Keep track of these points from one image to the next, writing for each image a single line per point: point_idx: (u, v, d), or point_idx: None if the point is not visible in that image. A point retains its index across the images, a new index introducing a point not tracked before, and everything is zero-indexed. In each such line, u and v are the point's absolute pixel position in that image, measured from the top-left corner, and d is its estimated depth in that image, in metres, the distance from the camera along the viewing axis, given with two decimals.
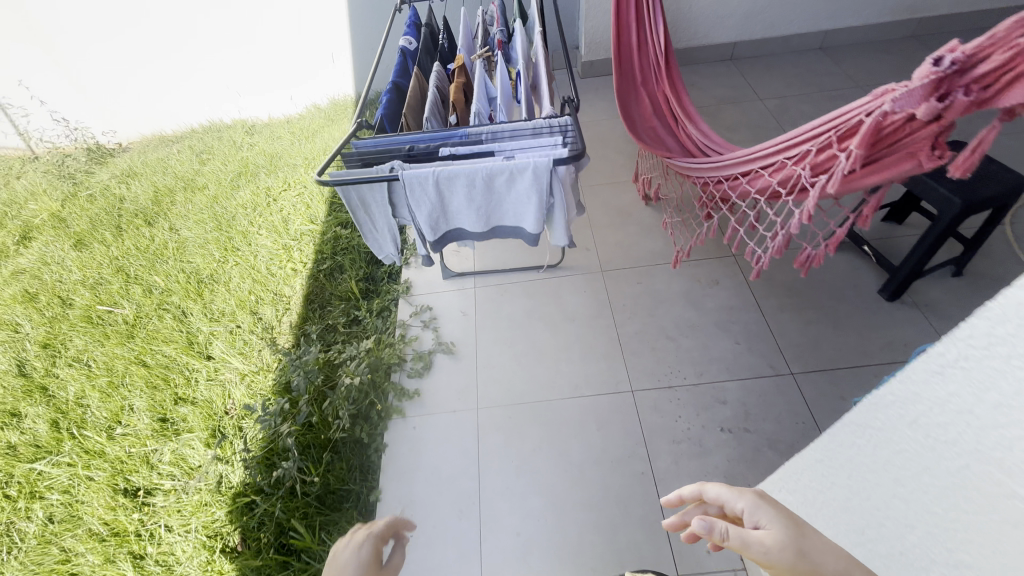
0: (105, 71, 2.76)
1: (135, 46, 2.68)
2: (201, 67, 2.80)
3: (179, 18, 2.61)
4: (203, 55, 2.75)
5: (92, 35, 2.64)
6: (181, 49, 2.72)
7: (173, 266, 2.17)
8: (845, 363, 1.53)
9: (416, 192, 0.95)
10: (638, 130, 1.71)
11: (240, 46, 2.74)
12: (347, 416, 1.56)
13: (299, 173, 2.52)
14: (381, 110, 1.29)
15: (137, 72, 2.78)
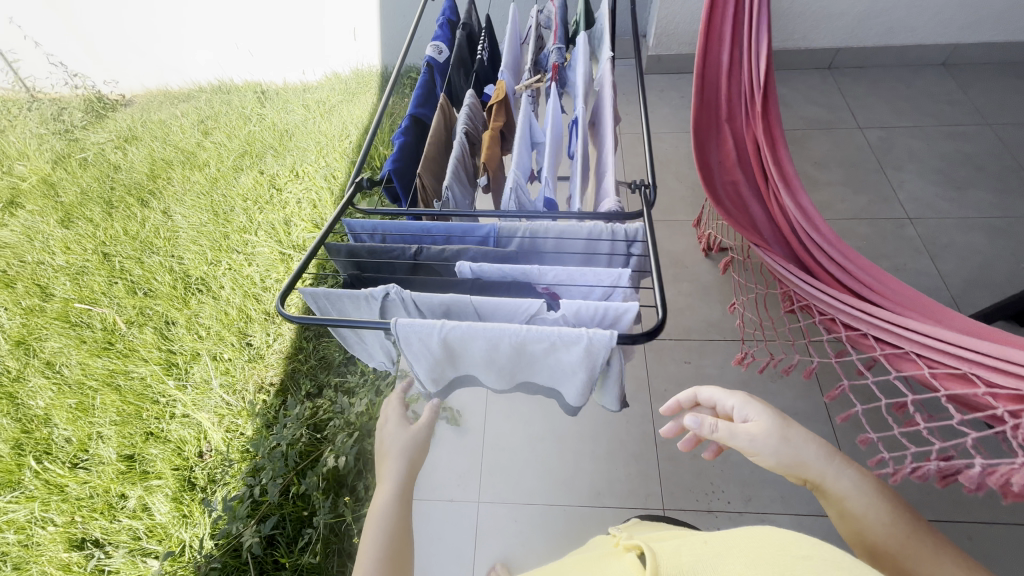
0: (104, 13, 2.43)
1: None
2: (212, 20, 2.46)
3: None
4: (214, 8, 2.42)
5: None
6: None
7: (161, 261, 1.93)
8: (928, 513, 1.23)
9: (413, 347, 0.66)
10: (714, 186, 1.36)
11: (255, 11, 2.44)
12: (322, 525, 1.25)
13: (310, 161, 2.21)
14: (391, 161, 0.98)
15: (141, 18, 2.44)
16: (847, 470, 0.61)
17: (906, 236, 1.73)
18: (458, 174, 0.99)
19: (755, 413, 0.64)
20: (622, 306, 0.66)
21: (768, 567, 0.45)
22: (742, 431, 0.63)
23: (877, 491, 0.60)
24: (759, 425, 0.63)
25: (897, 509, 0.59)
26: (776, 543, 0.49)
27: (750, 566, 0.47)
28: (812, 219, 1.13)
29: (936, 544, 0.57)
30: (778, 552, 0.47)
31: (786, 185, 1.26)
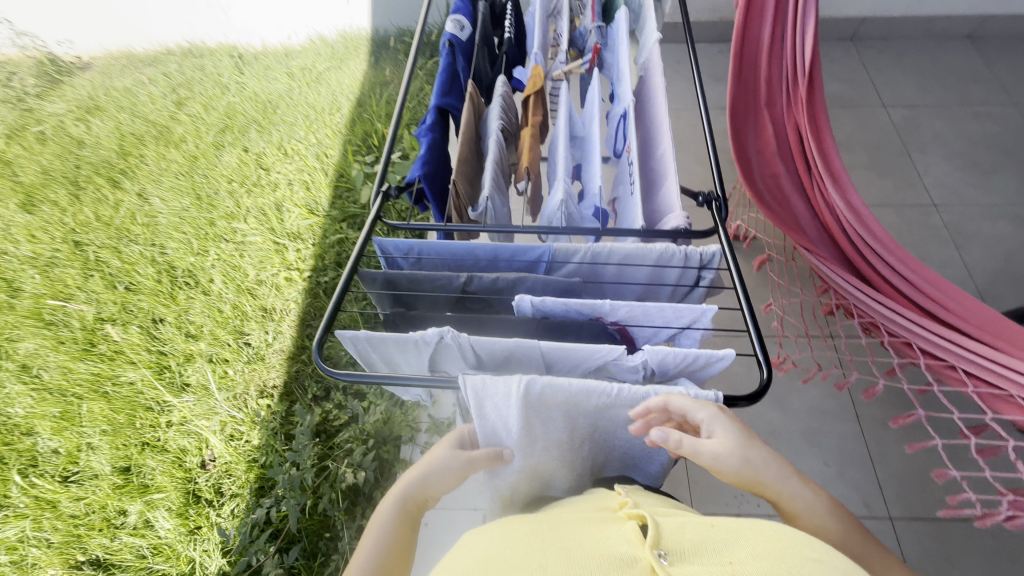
0: None
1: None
2: None
3: None
4: None
5: None
6: None
7: (142, 251, 1.76)
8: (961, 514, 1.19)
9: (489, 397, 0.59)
10: (753, 179, 1.22)
11: None
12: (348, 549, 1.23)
13: (298, 138, 2.02)
14: (418, 164, 0.88)
15: None
16: (803, 487, 0.55)
17: (931, 224, 1.68)
18: (495, 180, 0.88)
19: (720, 430, 0.55)
20: (715, 354, 0.59)
21: (774, 551, 0.47)
22: (704, 449, 0.55)
23: (833, 509, 0.55)
24: (725, 444, 0.54)
25: (850, 522, 0.55)
26: (787, 542, 0.49)
27: (756, 554, 0.48)
28: (863, 219, 1.04)
29: (882, 553, 0.54)
30: (791, 551, 0.47)
31: (833, 182, 1.13)
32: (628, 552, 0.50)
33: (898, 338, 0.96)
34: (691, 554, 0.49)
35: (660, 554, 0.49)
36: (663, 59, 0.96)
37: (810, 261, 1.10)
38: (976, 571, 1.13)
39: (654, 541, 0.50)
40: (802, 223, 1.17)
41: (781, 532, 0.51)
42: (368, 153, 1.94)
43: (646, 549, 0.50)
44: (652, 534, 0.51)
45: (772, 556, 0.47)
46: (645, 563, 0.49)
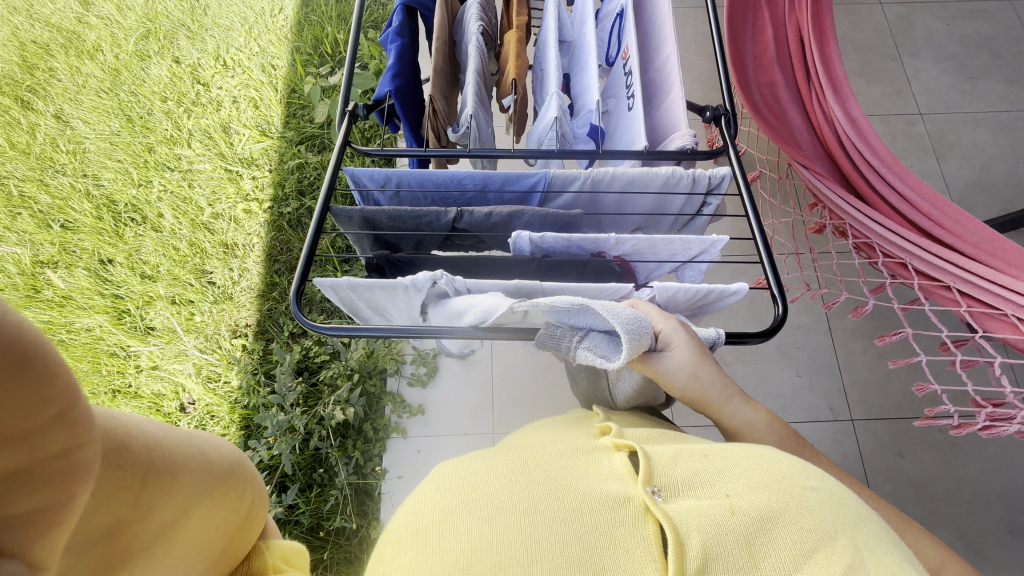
0: None
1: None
2: None
3: None
4: None
5: None
6: None
7: (73, 183, 1.57)
8: (913, 412, 1.28)
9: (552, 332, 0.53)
10: (750, 88, 1.10)
11: None
12: (346, 484, 1.23)
13: (237, 45, 1.75)
14: (386, 75, 0.76)
15: None
16: (746, 405, 0.56)
17: (916, 134, 1.65)
18: (477, 94, 0.78)
19: (682, 347, 0.54)
20: (728, 289, 0.58)
21: (768, 480, 0.42)
22: (660, 359, 0.54)
23: (774, 423, 0.56)
24: (684, 357, 0.54)
25: (786, 436, 0.56)
26: (778, 469, 0.44)
27: (750, 485, 0.42)
28: (862, 132, 1.00)
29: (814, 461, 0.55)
30: (784, 480, 0.42)
31: (833, 93, 1.05)
32: (619, 491, 0.43)
33: (893, 258, 0.96)
34: (687, 488, 0.43)
35: (653, 491, 0.43)
36: None
37: (805, 178, 1.06)
38: (922, 461, 1.24)
39: (646, 476, 0.43)
40: (799, 137, 1.09)
41: (774, 459, 0.45)
42: (321, 63, 1.71)
43: (638, 487, 0.43)
44: (645, 469, 0.44)
45: (767, 487, 0.41)
46: (639, 501, 0.42)
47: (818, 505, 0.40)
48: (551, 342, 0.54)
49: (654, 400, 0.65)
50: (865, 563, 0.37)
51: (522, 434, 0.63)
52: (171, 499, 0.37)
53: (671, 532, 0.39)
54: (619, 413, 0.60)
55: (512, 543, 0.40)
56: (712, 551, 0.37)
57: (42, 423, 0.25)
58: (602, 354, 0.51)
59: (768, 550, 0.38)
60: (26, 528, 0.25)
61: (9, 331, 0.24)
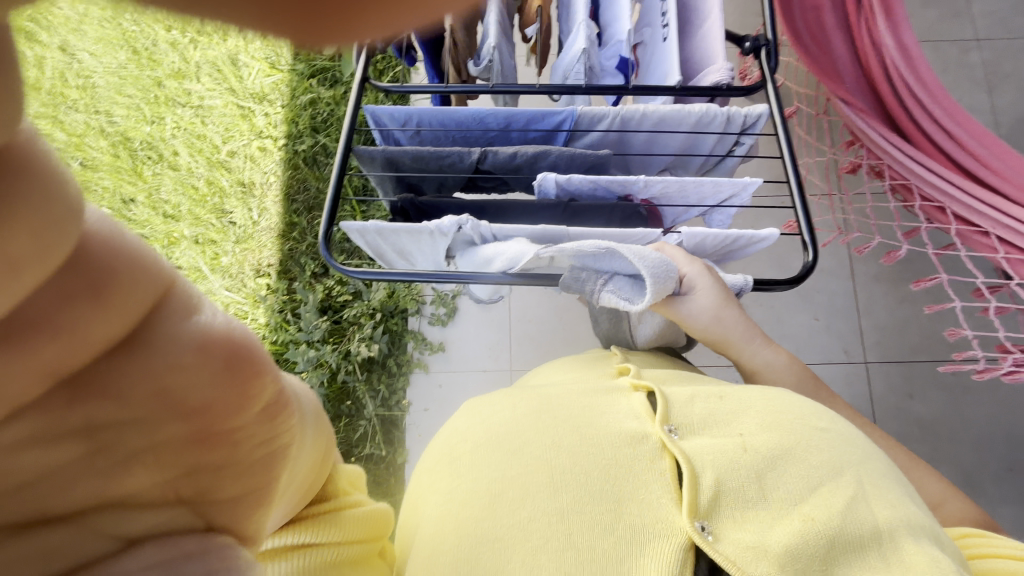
0: None
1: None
2: None
3: None
4: None
5: None
6: None
7: (87, 119, 1.55)
8: (928, 356, 1.29)
9: (577, 277, 0.53)
10: (791, 12, 1.01)
11: None
12: (374, 415, 1.31)
13: None
14: None
15: None
16: (766, 347, 0.57)
17: (969, 63, 1.52)
18: (500, 23, 0.73)
19: (704, 290, 0.55)
20: (757, 234, 0.57)
21: (780, 423, 0.44)
22: (684, 302, 0.54)
23: (793, 364, 0.57)
24: (706, 300, 0.55)
25: (804, 377, 0.57)
26: (790, 410, 0.46)
27: (762, 426, 0.44)
28: (912, 62, 0.93)
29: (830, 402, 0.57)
30: (796, 422, 0.44)
31: (884, 18, 0.96)
32: (637, 429, 0.45)
33: (930, 201, 0.92)
34: (701, 428, 0.44)
35: (670, 430, 0.44)
36: None
37: (843, 114, 1.00)
38: (932, 403, 1.27)
39: (663, 416, 0.45)
40: (841, 68, 1.02)
41: (787, 402, 0.47)
42: None
43: (656, 425, 0.44)
44: (662, 409, 0.45)
45: (778, 429, 0.43)
46: (656, 439, 0.44)
47: (827, 445, 0.43)
48: (576, 286, 0.54)
49: (675, 343, 0.66)
50: (868, 498, 0.39)
51: (543, 373, 0.66)
52: (299, 455, 0.37)
53: (686, 466, 0.40)
54: (638, 355, 0.61)
55: (536, 475, 0.43)
56: (724, 484, 0.40)
57: (248, 419, 0.29)
58: (626, 298, 0.52)
59: (778, 483, 0.40)
60: (233, 507, 0.30)
61: (212, 334, 0.28)
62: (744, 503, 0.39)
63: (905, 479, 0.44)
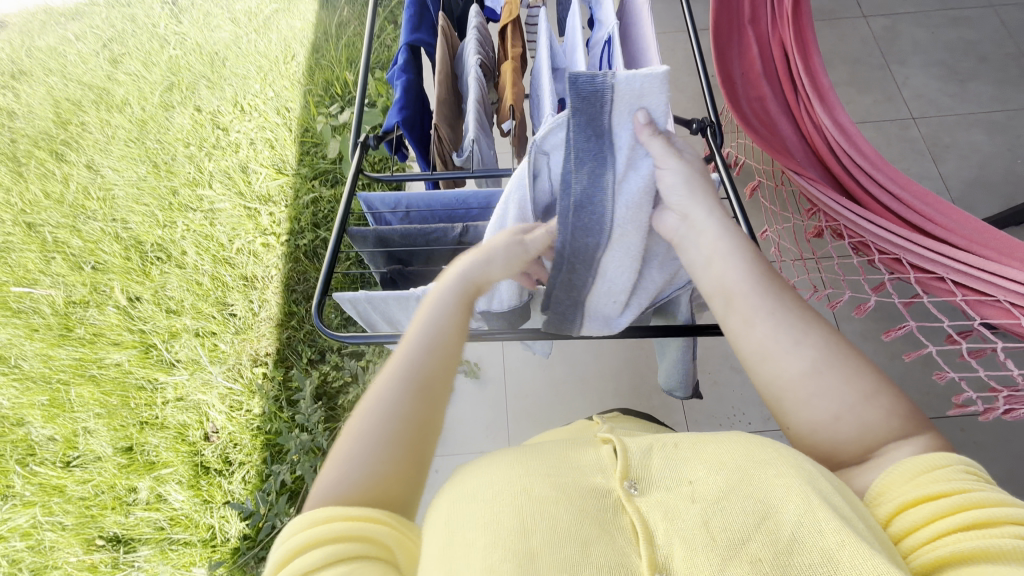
0: None
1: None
2: None
3: None
4: None
5: None
6: None
7: (103, 227, 1.66)
8: (931, 412, 1.27)
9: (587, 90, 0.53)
10: (739, 102, 1.15)
11: None
12: None
13: (254, 92, 1.88)
14: (393, 108, 0.83)
15: None
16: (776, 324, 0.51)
17: (910, 137, 1.68)
18: (478, 120, 0.84)
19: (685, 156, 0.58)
20: None
21: (731, 466, 0.42)
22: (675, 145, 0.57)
23: (810, 325, 0.51)
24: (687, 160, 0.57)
25: (823, 344, 0.50)
26: (741, 450, 0.43)
27: (714, 471, 0.42)
28: (851, 138, 1.04)
29: (844, 377, 0.48)
30: (742, 459, 0.42)
31: (822, 103, 1.08)
32: (598, 484, 0.42)
33: (887, 254, 0.98)
34: (662, 481, 0.42)
35: (630, 485, 0.42)
36: None
37: (797, 183, 1.10)
38: None
39: (624, 470, 0.43)
40: (790, 146, 1.14)
41: (742, 443, 0.44)
42: (333, 103, 1.82)
43: (616, 480, 0.43)
44: (623, 460, 0.44)
45: (728, 472, 0.41)
46: (615, 495, 0.42)
47: (778, 485, 0.39)
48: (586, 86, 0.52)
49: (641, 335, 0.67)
50: (817, 525, 0.36)
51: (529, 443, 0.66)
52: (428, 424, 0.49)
53: (641, 528, 0.39)
54: (622, 422, 0.61)
55: (504, 523, 0.39)
56: (676, 534, 0.38)
57: None
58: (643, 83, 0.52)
59: (724, 525, 0.37)
60: None
61: None
62: (693, 550, 0.36)
63: (866, 515, 0.40)
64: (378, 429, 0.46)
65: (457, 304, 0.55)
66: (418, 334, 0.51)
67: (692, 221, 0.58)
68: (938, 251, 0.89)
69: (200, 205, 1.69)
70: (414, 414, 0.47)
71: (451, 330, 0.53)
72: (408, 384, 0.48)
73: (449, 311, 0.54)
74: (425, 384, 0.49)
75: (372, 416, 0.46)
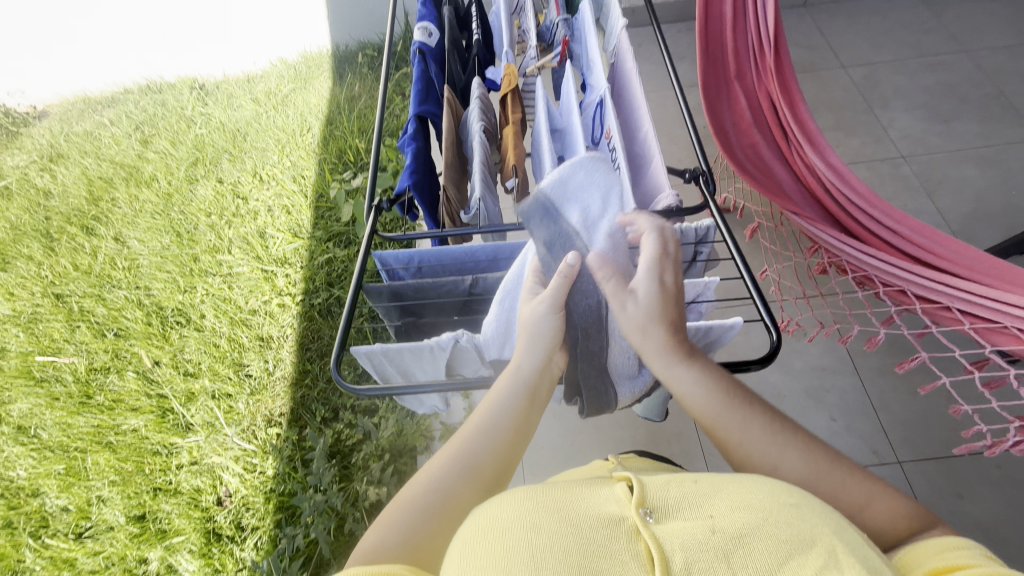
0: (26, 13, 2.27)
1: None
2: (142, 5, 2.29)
3: None
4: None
5: None
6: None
7: (127, 295, 1.72)
8: (961, 449, 1.22)
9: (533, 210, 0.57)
10: (734, 151, 1.20)
11: None
12: None
13: (272, 163, 2.00)
14: (404, 172, 0.89)
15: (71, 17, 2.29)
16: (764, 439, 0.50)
17: (902, 175, 1.73)
18: (483, 179, 0.89)
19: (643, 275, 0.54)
20: (723, 324, 0.63)
21: (755, 502, 0.39)
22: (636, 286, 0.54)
23: (784, 441, 0.50)
24: (645, 293, 0.53)
25: (803, 460, 0.48)
26: (760, 487, 0.41)
27: (737, 507, 0.39)
28: (845, 178, 1.07)
29: (833, 493, 0.47)
30: (764, 499, 0.39)
31: (813, 147, 1.13)
32: (613, 512, 0.41)
33: (892, 287, 1.00)
34: (681, 509, 0.41)
35: (646, 513, 0.41)
36: (632, 39, 0.97)
37: (798, 223, 1.13)
38: (985, 502, 1.16)
39: (638, 499, 0.42)
40: (787, 188, 1.18)
41: (760, 479, 0.43)
42: (346, 169, 1.93)
43: (631, 508, 0.41)
44: (638, 491, 0.43)
45: (751, 509, 0.38)
46: (631, 523, 0.40)
47: (802, 522, 0.37)
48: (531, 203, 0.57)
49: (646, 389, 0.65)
50: (839, 562, 0.34)
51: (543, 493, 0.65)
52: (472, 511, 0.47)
53: (656, 551, 0.37)
54: (637, 465, 0.61)
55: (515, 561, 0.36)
56: (696, 565, 0.35)
57: None
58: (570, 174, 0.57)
59: (747, 561, 0.35)
60: None
61: None
62: None
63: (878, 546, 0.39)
64: (429, 502, 0.45)
65: (521, 396, 0.53)
66: (479, 421, 0.51)
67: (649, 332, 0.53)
68: (940, 282, 0.91)
69: (219, 270, 1.76)
70: (464, 503, 0.46)
71: (513, 422, 0.51)
72: (466, 472, 0.47)
73: (511, 403, 0.52)
74: (480, 476, 0.48)
75: (425, 492, 0.46)
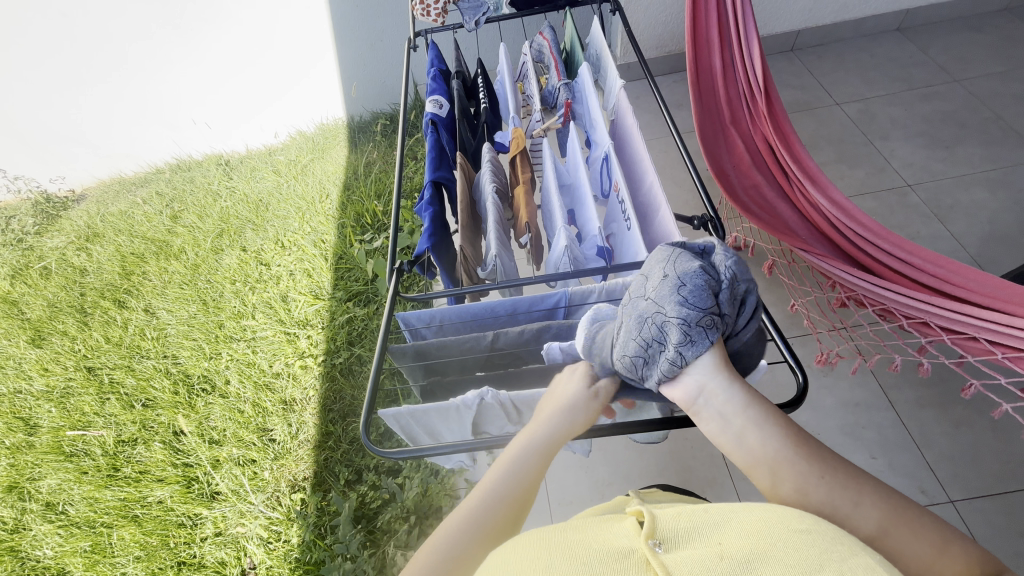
0: (67, 110, 2.46)
1: (58, 64, 2.32)
2: (173, 95, 2.47)
3: (143, 47, 2.31)
4: (180, 82, 2.43)
5: (55, 64, 2.32)
6: (157, 77, 2.40)
7: (155, 364, 1.77)
8: (1017, 484, 1.16)
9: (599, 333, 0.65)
10: (736, 193, 1.23)
11: (217, 74, 2.42)
12: None
13: (293, 229, 2.09)
14: (421, 236, 0.93)
15: (107, 107, 2.47)
16: (766, 428, 0.51)
17: (911, 203, 1.74)
18: (497, 238, 0.93)
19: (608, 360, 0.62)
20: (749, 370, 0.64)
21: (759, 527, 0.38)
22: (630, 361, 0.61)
23: (765, 419, 0.51)
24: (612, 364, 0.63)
25: (779, 433, 0.50)
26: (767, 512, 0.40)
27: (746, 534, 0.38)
28: (850, 213, 1.09)
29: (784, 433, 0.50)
30: (774, 526, 0.38)
31: (814, 185, 1.15)
32: (624, 544, 0.40)
33: (915, 319, 1.00)
34: (691, 539, 0.39)
35: (655, 543, 0.40)
36: (629, 98, 1.02)
37: (809, 260, 1.14)
38: None
39: (648, 529, 0.41)
40: (793, 226, 1.20)
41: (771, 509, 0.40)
42: (365, 231, 2.01)
43: (641, 539, 0.40)
44: (649, 522, 0.42)
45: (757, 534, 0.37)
46: (641, 555, 0.39)
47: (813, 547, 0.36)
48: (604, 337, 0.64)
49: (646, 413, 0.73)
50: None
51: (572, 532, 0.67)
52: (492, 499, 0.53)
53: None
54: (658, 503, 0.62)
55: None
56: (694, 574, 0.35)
57: None
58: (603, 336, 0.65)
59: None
60: None
61: None
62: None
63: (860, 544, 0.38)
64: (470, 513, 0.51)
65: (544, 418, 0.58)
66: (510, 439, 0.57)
67: (711, 391, 0.53)
68: (962, 309, 0.91)
69: (242, 335, 1.81)
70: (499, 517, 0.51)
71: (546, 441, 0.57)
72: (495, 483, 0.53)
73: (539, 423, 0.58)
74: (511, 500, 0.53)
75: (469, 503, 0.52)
